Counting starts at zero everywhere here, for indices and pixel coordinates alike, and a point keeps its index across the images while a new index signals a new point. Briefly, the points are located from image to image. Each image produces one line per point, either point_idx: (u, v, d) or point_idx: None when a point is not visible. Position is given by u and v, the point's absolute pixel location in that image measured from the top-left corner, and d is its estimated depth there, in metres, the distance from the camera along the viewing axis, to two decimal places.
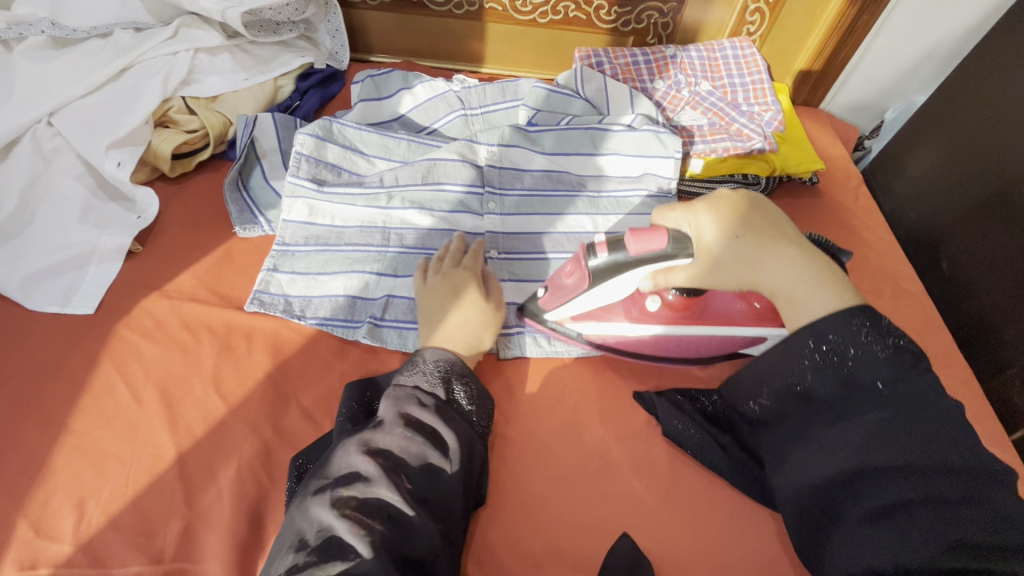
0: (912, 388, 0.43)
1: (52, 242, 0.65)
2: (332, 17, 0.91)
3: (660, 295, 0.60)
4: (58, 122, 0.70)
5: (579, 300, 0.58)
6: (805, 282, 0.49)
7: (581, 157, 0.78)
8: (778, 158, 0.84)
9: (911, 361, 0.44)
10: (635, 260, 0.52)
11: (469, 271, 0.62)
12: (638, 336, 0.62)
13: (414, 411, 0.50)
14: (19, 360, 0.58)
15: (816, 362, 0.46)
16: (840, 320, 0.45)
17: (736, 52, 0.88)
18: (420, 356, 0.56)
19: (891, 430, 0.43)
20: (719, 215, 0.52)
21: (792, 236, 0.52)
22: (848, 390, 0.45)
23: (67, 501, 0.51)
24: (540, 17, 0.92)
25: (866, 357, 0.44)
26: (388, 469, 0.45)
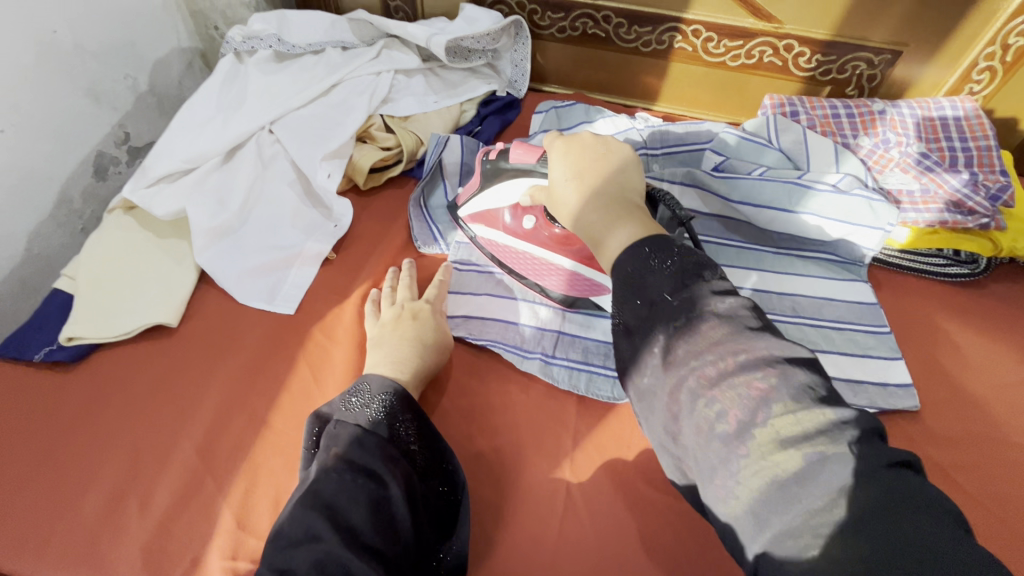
0: (704, 299, 0.40)
1: (264, 241, 0.70)
2: (519, 48, 0.93)
3: (538, 216, 0.65)
4: (279, 130, 0.75)
5: (478, 199, 0.68)
6: (606, 219, 0.47)
7: (772, 212, 0.73)
8: (1004, 237, 0.74)
9: (695, 274, 0.41)
10: (514, 168, 0.62)
11: (434, 306, 0.64)
12: (530, 258, 0.67)
13: (347, 450, 0.48)
14: (231, 350, 0.62)
15: (645, 263, 0.43)
16: (637, 249, 0.44)
17: (958, 112, 0.79)
18: (366, 385, 0.53)
19: (696, 345, 0.38)
20: (562, 155, 0.54)
21: (624, 186, 0.51)
22: (648, 322, 0.41)
23: (264, 496, 0.53)
24: (731, 60, 0.88)
25: (653, 279, 0.42)
26: (335, 527, 0.43)
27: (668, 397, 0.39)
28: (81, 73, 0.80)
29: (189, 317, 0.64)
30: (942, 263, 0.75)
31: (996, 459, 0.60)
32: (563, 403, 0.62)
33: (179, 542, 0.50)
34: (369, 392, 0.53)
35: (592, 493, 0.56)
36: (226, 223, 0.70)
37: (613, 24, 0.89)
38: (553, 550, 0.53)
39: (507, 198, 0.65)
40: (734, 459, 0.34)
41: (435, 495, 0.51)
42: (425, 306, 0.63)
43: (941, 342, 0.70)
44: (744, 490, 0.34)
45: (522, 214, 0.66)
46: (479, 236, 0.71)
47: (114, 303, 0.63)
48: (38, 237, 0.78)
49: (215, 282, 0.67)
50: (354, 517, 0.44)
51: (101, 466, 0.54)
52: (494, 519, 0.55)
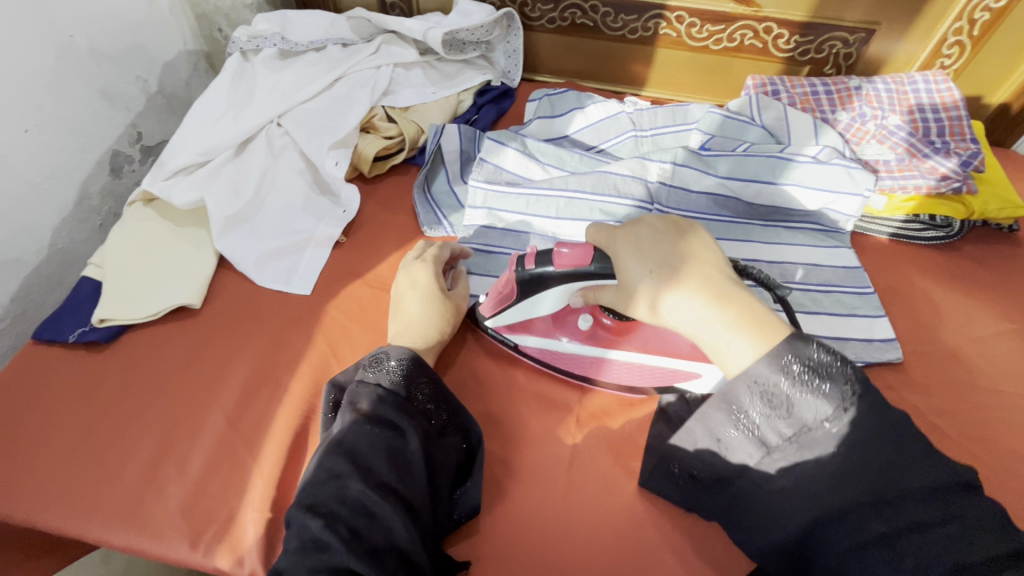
0: (861, 422, 0.40)
1: (278, 227, 0.74)
2: (512, 39, 0.97)
3: (591, 314, 0.65)
4: (287, 123, 0.79)
5: (512, 309, 0.62)
6: (724, 327, 0.45)
7: (757, 184, 0.78)
8: (976, 201, 0.79)
9: (848, 386, 0.41)
10: (562, 279, 0.56)
11: (432, 267, 0.65)
12: (580, 358, 0.65)
13: (367, 404, 0.52)
14: (254, 326, 0.66)
15: (796, 372, 0.42)
16: (776, 360, 0.42)
17: (930, 86, 0.83)
18: (385, 352, 0.56)
19: (867, 477, 0.39)
20: (641, 251, 0.50)
21: (713, 269, 0.48)
22: (798, 444, 0.42)
23: (289, 456, 0.56)
24: (714, 44, 0.93)
25: (808, 404, 0.41)
26: (356, 469, 0.47)
27: (783, 459, 0.43)
28: (95, 75, 0.84)
29: (211, 299, 0.69)
30: (918, 227, 0.79)
31: (971, 404, 0.64)
32: (568, 367, 0.67)
33: (214, 497, 0.54)
34: (387, 357, 0.56)
35: (598, 447, 0.60)
36: (241, 212, 0.74)
37: (600, 13, 0.93)
38: (562, 499, 0.57)
39: (546, 306, 0.61)
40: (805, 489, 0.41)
41: (451, 448, 0.55)
42: (421, 269, 0.65)
43: (917, 299, 0.74)
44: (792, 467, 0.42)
45: (573, 315, 0.65)
46: (523, 347, 0.66)
47: (140, 288, 0.67)
48: (61, 232, 0.82)
49: (234, 267, 0.71)
50: (375, 462, 0.48)
51: (138, 433, 0.58)
52: (505, 469, 0.59)
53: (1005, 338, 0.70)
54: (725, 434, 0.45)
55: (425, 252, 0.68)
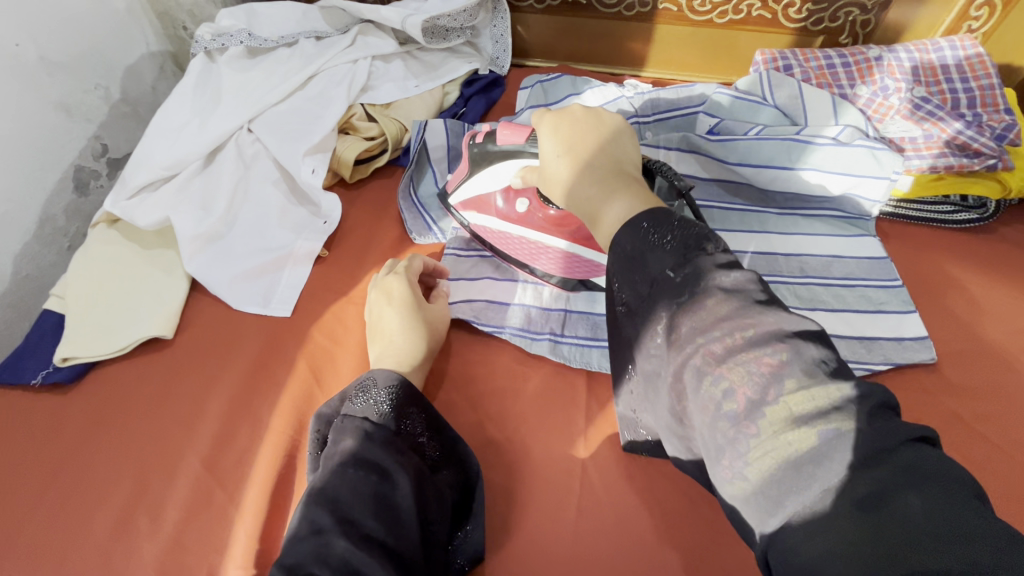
0: (710, 273, 0.35)
1: (254, 244, 0.68)
2: (498, 22, 0.90)
3: (529, 198, 0.64)
4: (257, 128, 0.73)
5: (469, 184, 0.65)
6: (609, 198, 0.44)
7: (772, 170, 0.71)
8: (1012, 178, 0.72)
9: (699, 247, 0.37)
10: (503, 150, 0.58)
11: (405, 275, 0.61)
12: (538, 246, 0.65)
13: (352, 445, 0.47)
14: (231, 355, 0.61)
15: (643, 233, 0.39)
16: (638, 226, 0.39)
17: (958, 52, 0.76)
18: (372, 382, 0.52)
19: (702, 321, 0.34)
20: (552, 133, 0.50)
21: (613, 154, 0.48)
22: (651, 306, 0.37)
23: (272, 502, 0.51)
24: (718, 17, 0.85)
25: (654, 257, 0.37)
26: (339, 521, 0.42)
27: (669, 348, 0.36)
28: (49, 85, 0.77)
29: (185, 328, 0.63)
30: (949, 210, 0.73)
31: (1017, 407, 0.59)
32: (573, 381, 0.61)
33: (193, 553, 0.49)
34: (375, 386, 0.52)
35: (609, 475, 0.55)
36: (212, 230, 0.67)
37: None
38: (572, 536, 0.52)
39: (502, 181, 0.62)
40: (742, 440, 0.31)
41: (446, 486, 0.50)
42: (394, 279, 0.60)
43: (950, 289, 0.68)
44: (754, 472, 0.30)
45: (515, 197, 0.64)
46: (473, 225, 0.68)
47: (105, 320, 0.61)
48: (25, 259, 0.76)
49: (207, 290, 0.66)
50: (360, 511, 0.43)
51: (109, 484, 0.53)
52: (509, 503, 0.54)
53: None
54: (625, 341, 0.41)
55: (397, 266, 0.63)
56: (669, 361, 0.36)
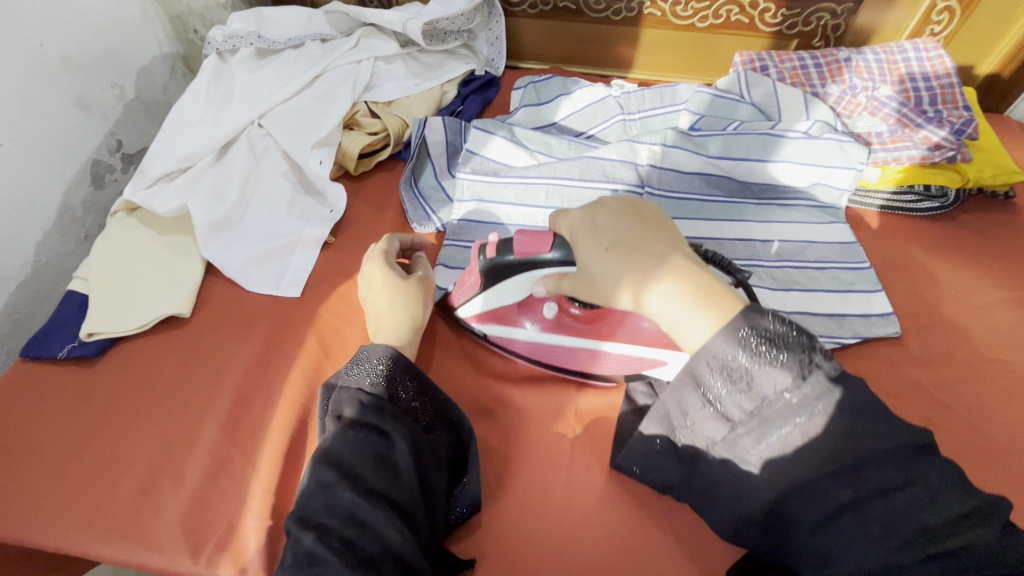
0: (826, 392, 0.38)
1: (265, 230, 0.73)
2: (494, 26, 0.95)
3: (557, 302, 0.62)
4: (268, 124, 0.77)
5: (482, 297, 0.62)
6: (701, 321, 0.42)
7: (749, 162, 0.77)
8: (970, 168, 0.78)
9: (809, 360, 0.39)
10: (521, 267, 0.56)
11: (382, 258, 0.65)
12: (552, 346, 0.64)
13: (351, 411, 0.51)
14: (245, 332, 0.65)
15: (756, 344, 0.40)
16: (734, 335, 0.40)
17: (921, 54, 0.82)
18: (364, 354, 0.56)
19: (820, 443, 0.38)
20: (597, 225, 0.49)
21: (674, 246, 0.47)
22: (761, 419, 0.40)
23: (286, 462, 0.56)
24: (699, 21, 0.91)
25: (768, 376, 0.39)
26: (343, 477, 0.47)
27: (765, 450, 0.40)
28: (68, 84, 0.82)
29: (201, 308, 0.67)
30: (912, 199, 0.78)
31: (973, 377, 0.64)
32: (564, 356, 0.66)
33: (214, 507, 0.53)
34: (367, 358, 0.55)
35: (598, 439, 0.60)
36: (226, 217, 0.72)
37: None
38: (563, 493, 0.57)
39: (507, 294, 0.61)
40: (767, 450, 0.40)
41: (442, 446, 0.54)
42: (373, 265, 0.64)
43: (914, 271, 0.73)
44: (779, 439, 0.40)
45: (539, 305, 0.63)
46: (490, 335, 0.66)
47: (127, 299, 0.65)
48: (44, 248, 0.80)
49: (221, 273, 0.70)
50: (362, 468, 0.48)
51: (133, 447, 0.57)
52: (505, 464, 0.58)
53: (1005, 307, 0.69)
54: (693, 411, 0.44)
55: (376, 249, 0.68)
56: (766, 458, 0.40)
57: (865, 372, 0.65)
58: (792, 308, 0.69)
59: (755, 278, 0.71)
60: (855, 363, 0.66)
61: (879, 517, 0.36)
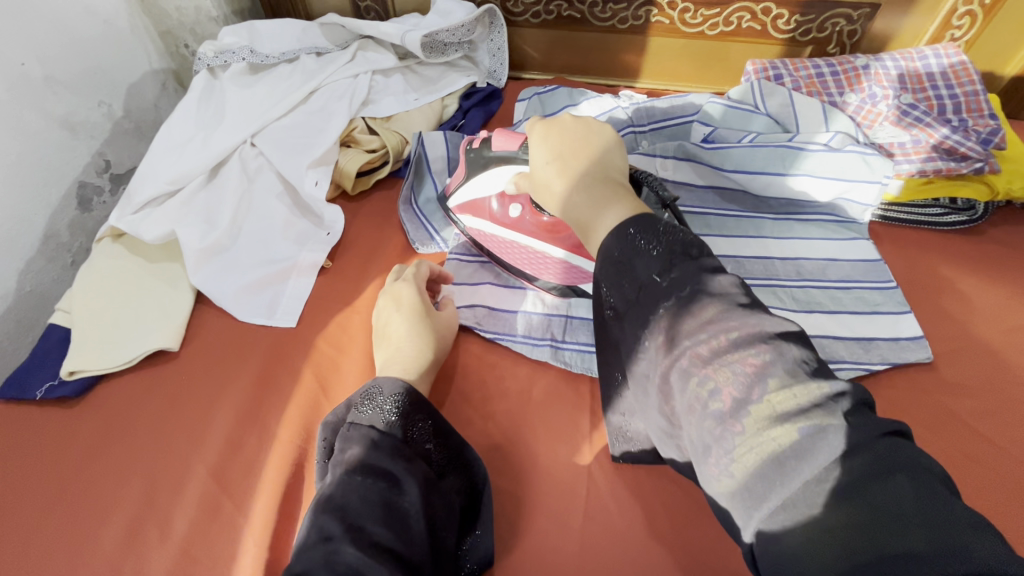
0: (694, 280, 0.39)
1: (258, 256, 0.69)
2: (495, 36, 0.92)
3: (524, 205, 0.65)
4: (261, 143, 0.74)
5: (463, 190, 0.67)
6: (597, 209, 0.48)
7: (767, 176, 0.73)
8: (999, 180, 0.74)
9: (687, 256, 0.41)
10: (500, 157, 0.61)
11: (415, 283, 0.63)
12: (515, 245, 0.66)
13: (360, 453, 0.47)
14: (238, 367, 0.61)
15: (635, 242, 0.43)
16: (625, 235, 0.43)
17: (942, 60, 0.79)
18: (377, 388, 0.52)
19: (687, 326, 0.37)
20: (541, 140, 0.54)
21: (602, 162, 0.52)
22: (638, 309, 0.41)
23: (280, 513, 0.52)
24: (709, 29, 0.88)
25: (642, 261, 0.42)
26: (348, 529, 0.43)
27: (655, 358, 0.40)
28: (53, 104, 0.78)
29: (191, 341, 0.64)
30: (939, 211, 0.75)
31: (1014, 405, 0.60)
32: (578, 387, 0.62)
33: (202, 565, 0.49)
34: (382, 394, 0.52)
35: (616, 479, 0.55)
36: (217, 242, 0.68)
37: (587, 4, 0.88)
38: (580, 540, 0.52)
39: (494, 185, 0.64)
40: (727, 437, 0.34)
41: (455, 491, 0.51)
42: (405, 287, 0.62)
43: (943, 289, 0.69)
44: (740, 467, 0.33)
45: (510, 203, 0.65)
46: (467, 227, 0.70)
47: (112, 333, 0.62)
48: (29, 274, 0.77)
49: (212, 302, 0.66)
50: (369, 519, 0.44)
51: (117, 497, 0.53)
52: (517, 508, 0.54)
53: None
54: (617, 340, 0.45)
55: (405, 271, 0.66)
56: (649, 358, 0.40)
57: (898, 400, 0.61)
58: (816, 331, 0.65)
59: (776, 300, 0.68)
60: (887, 390, 0.62)
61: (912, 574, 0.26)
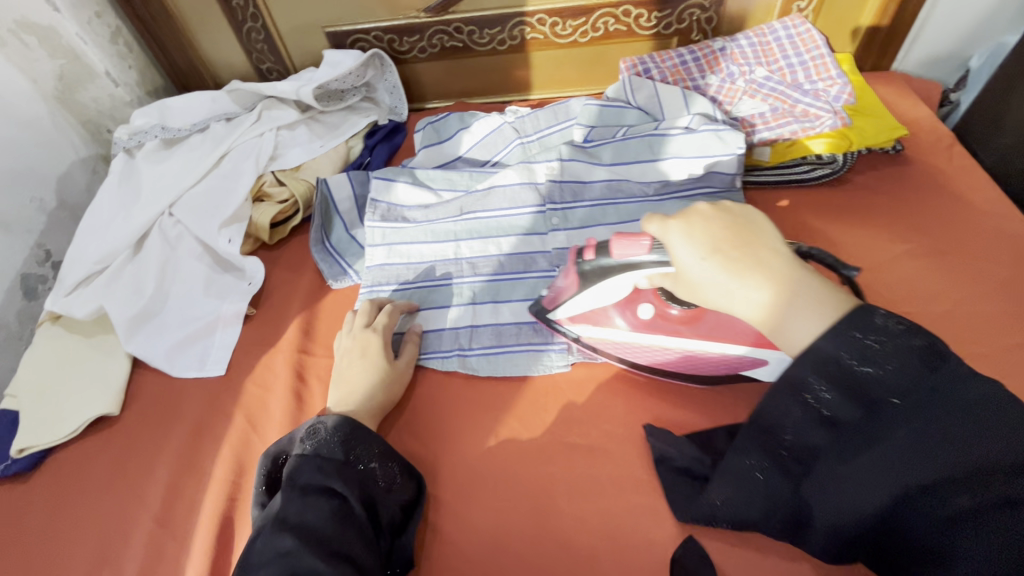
0: (917, 386, 0.38)
1: (184, 315, 0.75)
2: (388, 75, 0.97)
3: (653, 302, 0.62)
4: (178, 212, 0.80)
5: (574, 303, 0.63)
6: (725, 276, 0.46)
7: (640, 165, 0.80)
8: (853, 132, 0.80)
9: (877, 347, 0.39)
10: (620, 263, 0.57)
11: (382, 334, 0.66)
12: (656, 350, 0.63)
13: (306, 477, 0.51)
14: (174, 420, 0.67)
15: (856, 348, 0.39)
16: (846, 336, 0.39)
17: (789, 31, 0.85)
18: (318, 423, 0.56)
19: (912, 445, 0.37)
20: (687, 236, 0.48)
21: (772, 244, 0.47)
22: (868, 423, 0.39)
23: (217, 546, 0.57)
24: (581, 37, 0.95)
25: (863, 378, 0.38)
26: (306, 543, 0.47)
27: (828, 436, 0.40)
28: None
29: (130, 403, 0.69)
30: (806, 168, 0.80)
31: None
32: (486, 388, 0.68)
33: None
34: (323, 428, 0.55)
35: (522, 460, 0.62)
36: (145, 309, 0.74)
37: (465, 33, 0.95)
38: (491, 523, 0.58)
39: (618, 293, 0.61)
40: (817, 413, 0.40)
41: (396, 502, 0.55)
42: (372, 339, 0.66)
43: (814, 241, 0.75)
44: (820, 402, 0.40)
45: (635, 304, 0.62)
46: (583, 336, 0.66)
47: (56, 408, 0.67)
48: None
49: (147, 364, 0.72)
50: (323, 531, 0.48)
51: (73, 555, 0.58)
52: (434, 506, 0.60)
53: (900, 262, 0.71)
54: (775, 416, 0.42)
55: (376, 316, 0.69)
56: (847, 452, 0.39)
57: None
58: None
59: None
60: None
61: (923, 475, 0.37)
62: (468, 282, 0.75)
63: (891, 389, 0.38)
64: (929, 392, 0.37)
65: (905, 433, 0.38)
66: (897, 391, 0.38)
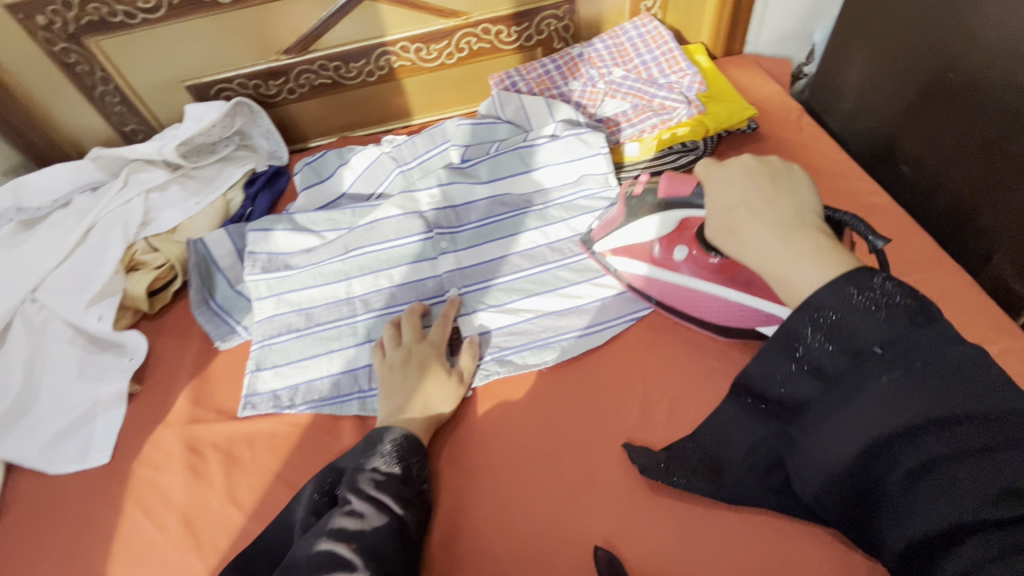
0: (903, 337, 0.41)
1: (60, 406, 0.70)
2: (260, 120, 0.94)
3: (688, 245, 0.69)
4: (41, 296, 0.75)
5: (620, 233, 0.72)
6: (781, 243, 0.47)
7: (516, 177, 0.81)
8: (709, 118, 0.83)
9: (886, 312, 0.42)
10: (676, 201, 0.67)
11: (435, 347, 0.67)
12: (669, 286, 0.70)
13: (370, 489, 0.54)
14: (59, 521, 0.63)
15: (848, 305, 0.43)
16: (837, 290, 0.43)
17: (639, 30, 0.89)
18: (381, 436, 0.59)
19: (902, 403, 0.40)
20: (727, 185, 0.53)
21: (785, 202, 0.50)
22: (849, 375, 0.43)
23: None
24: (447, 59, 0.96)
25: (861, 327, 0.42)
26: (365, 554, 0.49)
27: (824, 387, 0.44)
28: None
29: (7, 512, 0.64)
30: (675, 158, 0.81)
31: None
32: None
33: None
34: (385, 442, 0.58)
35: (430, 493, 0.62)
36: (13, 408, 0.69)
37: (332, 69, 0.94)
38: None
39: (655, 231, 0.70)
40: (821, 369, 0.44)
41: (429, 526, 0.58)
42: (430, 350, 0.67)
43: None
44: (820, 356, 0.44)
45: (672, 245, 0.70)
46: (620, 271, 0.73)
47: None
48: None
49: (23, 466, 0.67)
50: (379, 544, 0.50)
51: None
52: None
53: None
54: (781, 373, 0.47)
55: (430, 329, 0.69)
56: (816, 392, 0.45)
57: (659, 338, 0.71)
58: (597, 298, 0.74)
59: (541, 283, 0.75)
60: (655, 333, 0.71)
61: (960, 475, 0.38)
62: (363, 319, 0.75)
63: (884, 335, 0.42)
64: (931, 350, 0.41)
65: (957, 424, 0.39)
66: (903, 356, 0.41)
